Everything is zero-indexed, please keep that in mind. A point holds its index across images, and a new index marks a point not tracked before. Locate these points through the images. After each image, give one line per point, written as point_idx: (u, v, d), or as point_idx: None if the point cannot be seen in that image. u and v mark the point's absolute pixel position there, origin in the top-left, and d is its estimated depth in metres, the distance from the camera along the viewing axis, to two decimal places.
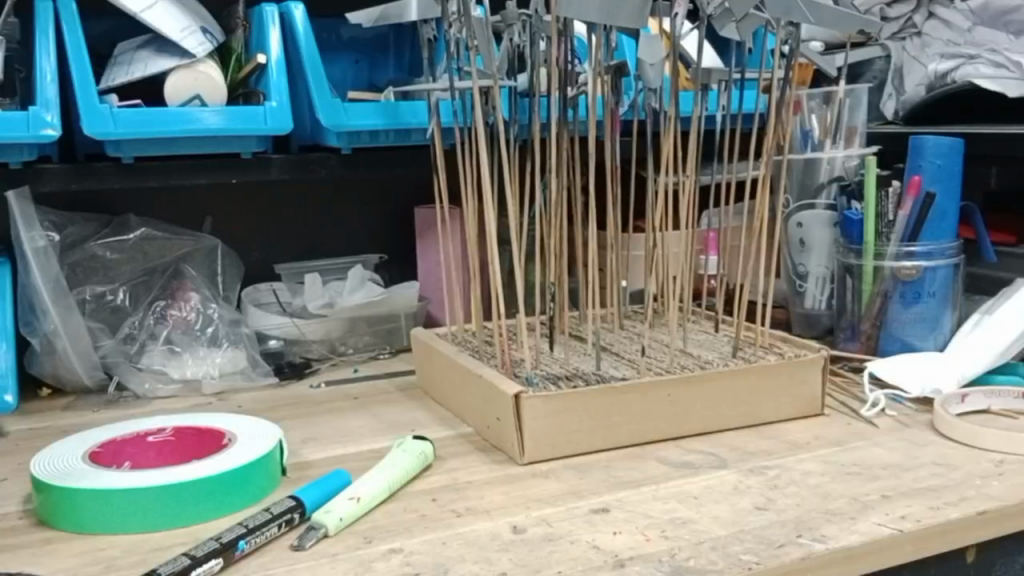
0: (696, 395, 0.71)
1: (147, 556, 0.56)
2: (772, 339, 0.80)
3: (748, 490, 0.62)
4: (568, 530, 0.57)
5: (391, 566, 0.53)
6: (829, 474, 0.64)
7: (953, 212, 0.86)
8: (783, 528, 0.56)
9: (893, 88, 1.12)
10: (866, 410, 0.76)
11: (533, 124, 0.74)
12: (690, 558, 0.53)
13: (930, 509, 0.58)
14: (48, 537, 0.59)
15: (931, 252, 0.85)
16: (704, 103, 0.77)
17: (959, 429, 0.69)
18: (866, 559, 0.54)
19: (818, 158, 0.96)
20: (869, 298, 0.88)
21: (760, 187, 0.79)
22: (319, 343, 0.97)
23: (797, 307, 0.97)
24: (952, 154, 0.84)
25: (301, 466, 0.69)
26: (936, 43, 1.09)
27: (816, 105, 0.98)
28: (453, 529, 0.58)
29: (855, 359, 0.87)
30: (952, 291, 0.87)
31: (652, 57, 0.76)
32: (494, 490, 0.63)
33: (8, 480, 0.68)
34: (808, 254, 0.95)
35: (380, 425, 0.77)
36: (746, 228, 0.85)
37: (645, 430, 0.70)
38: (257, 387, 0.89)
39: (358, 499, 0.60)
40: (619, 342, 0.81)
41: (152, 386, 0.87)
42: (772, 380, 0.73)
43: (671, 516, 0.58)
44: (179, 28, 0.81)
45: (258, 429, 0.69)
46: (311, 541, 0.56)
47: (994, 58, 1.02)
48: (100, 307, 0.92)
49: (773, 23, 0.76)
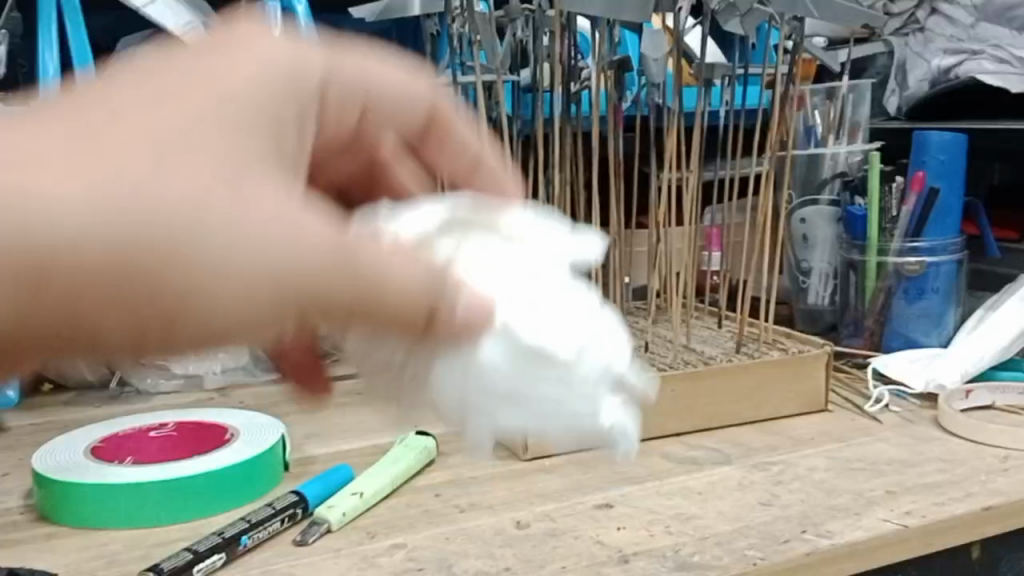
0: (699, 390, 0.71)
1: (149, 551, 0.56)
2: (776, 335, 0.80)
3: (753, 486, 0.62)
4: (572, 525, 0.57)
5: (394, 561, 0.53)
6: (834, 469, 0.64)
7: (956, 208, 0.86)
8: (788, 523, 0.56)
9: (896, 84, 1.11)
10: (871, 406, 0.75)
11: (535, 119, 0.75)
12: (695, 554, 0.52)
13: (935, 505, 0.58)
14: (49, 533, 0.59)
15: (934, 249, 0.86)
16: (706, 98, 0.77)
17: (963, 425, 0.69)
18: (873, 555, 0.54)
19: (821, 153, 0.97)
20: (873, 294, 0.87)
21: (765, 180, 0.77)
22: None
23: (800, 303, 0.96)
24: (955, 150, 0.84)
25: (304, 462, 0.69)
26: (938, 39, 1.10)
27: (819, 101, 0.98)
28: (456, 524, 0.58)
29: (858, 355, 0.86)
30: (956, 286, 0.87)
31: (656, 50, 0.77)
32: (498, 486, 0.63)
33: (9, 475, 0.68)
34: (812, 250, 0.94)
35: (382, 421, 0.77)
36: (750, 223, 0.85)
37: (648, 426, 0.70)
38: (259, 382, 0.88)
39: (360, 494, 0.60)
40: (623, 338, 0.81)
41: (154, 381, 0.87)
42: (776, 376, 0.73)
43: (676, 512, 0.58)
44: (178, 20, 0.81)
45: (261, 424, 0.69)
46: (314, 537, 0.56)
47: (998, 54, 1.02)
48: None
49: (777, 16, 0.75)
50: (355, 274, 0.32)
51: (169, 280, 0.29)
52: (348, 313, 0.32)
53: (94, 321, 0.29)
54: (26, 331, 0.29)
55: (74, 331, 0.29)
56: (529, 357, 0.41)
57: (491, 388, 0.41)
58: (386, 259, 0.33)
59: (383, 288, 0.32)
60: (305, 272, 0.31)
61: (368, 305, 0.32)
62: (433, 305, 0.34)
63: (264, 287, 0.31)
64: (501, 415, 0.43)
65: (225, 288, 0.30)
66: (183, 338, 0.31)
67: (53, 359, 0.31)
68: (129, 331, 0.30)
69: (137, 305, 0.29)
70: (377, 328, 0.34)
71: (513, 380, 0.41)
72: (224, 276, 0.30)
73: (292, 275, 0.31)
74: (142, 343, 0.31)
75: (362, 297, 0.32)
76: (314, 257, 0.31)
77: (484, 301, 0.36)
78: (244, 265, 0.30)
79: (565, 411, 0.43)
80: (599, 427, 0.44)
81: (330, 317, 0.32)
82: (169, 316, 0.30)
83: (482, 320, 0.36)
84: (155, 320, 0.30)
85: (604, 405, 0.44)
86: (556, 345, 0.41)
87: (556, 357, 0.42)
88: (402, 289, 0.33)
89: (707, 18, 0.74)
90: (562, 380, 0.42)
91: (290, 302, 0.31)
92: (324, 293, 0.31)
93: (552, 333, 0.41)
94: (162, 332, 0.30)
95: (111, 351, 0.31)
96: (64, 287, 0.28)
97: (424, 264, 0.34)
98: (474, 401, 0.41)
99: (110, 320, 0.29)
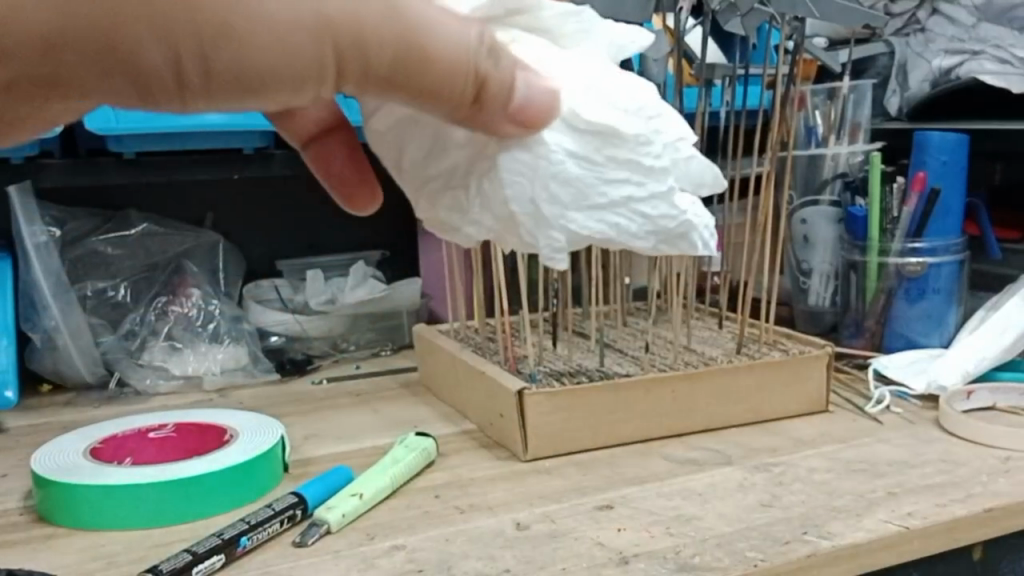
0: (700, 391, 0.70)
1: (147, 552, 0.56)
2: (777, 335, 0.79)
3: (753, 487, 0.61)
4: (573, 527, 0.56)
5: (394, 562, 0.53)
6: (835, 471, 0.64)
7: (957, 208, 0.85)
8: (788, 525, 0.56)
9: (897, 84, 1.11)
10: (870, 407, 0.75)
11: None
12: (695, 555, 0.52)
13: (937, 506, 0.58)
14: (48, 534, 0.59)
15: (935, 249, 0.85)
16: (708, 98, 0.77)
17: (964, 426, 0.69)
18: (874, 557, 0.54)
19: (821, 153, 0.96)
20: (873, 294, 0.88)
21: (767, 179, 0.77)
22: (321, 339, 0.97)
23: (800, 304, 0.96)
24: (957, 150, 0.84)
25: (304, 463, 0.68)
26: (940, 39, 1.09)
27: (820, 101, 0.97)
28: (456, 526, 0.57)
29: (858, 356, 0.86)
30: (957, 287, 0.87)
31: (657, 51, 0.76)
32: (498, 487, 0.63)
33: (8, 476, 0.67)
34: (812, 250, 0.94)
35: (381, 422, 0.76)
36: (750, 223, 0.85)
37: (648, 428, 0.70)
38: (259, 383, 0.88)
39: (360, 495, 0.59)
40: (624, 338, 0.81)
41: (153, 382, 0.87)
42: (776, 378, 0.73)
43: (676, 513, 0.58)
44: None
45: (259, 425, 0.69)
46: (313, 538, 0.56)
47: (998, 54, 1.01)
48: (101, 304, 0.93)
49: (778, 17, 0.75)
50: (396, 26, 0.34)
51: (215, 7, 0.32)
52: (387, 68, 0.35)
53: (137, 42, 0.32)
54: (74, 41, 0.32)
55: (120, 50, 0.32)
56: (592, 144, 0.39)
57: (561, 183, 0.38)
58: (430, 21, 0.35)
59: (424, 45, 0.35)
60: (352, 19, 0.34)
61: (406, 62, 0.35)
62: (475, 74, 0.36)
63: (308, 31, 0.33)
64: (580, 221, 0.39)
65: (271, 24, 0.33)
66: (222, 74, 0.33)
67: (94, 89, 0.34)
68: (170, 58, 0.33)
69: (179, 30, 0.32)
70: (416, 95, 0.36)
71: (584, 170, 0.39)
72: (268, 12, 0.33)
73: (334, 20, 0.34)
74: (182, 74, 0.33)
75: (401, 54, 0.35)
76: (358, 7, 0.34)
77: (544, 88, 0.37)
78: (290, 9, 0.33)
79: (642, 209, 0.39)
80: (680, 230, 0.40)
81: (370, 76, 0.35)
82: (211, 46, 0.33)
83: (543, 108, 0.37)
84: (197, 44, 0.32)
85: (680, 201, 0.40)
86: (621, 124, 0.39)
87: (625, 140, 0.39)
88: (442, 49, 0.35)
89: (708, 18, 0.75)
90: (635, 169, 0.39)
91: (331, 50, 0.34)
92: (363, 41, 0.34)
93: (614, 117, 0.39)
94: (202, 64, 0.33)
95: (151, 87, 0.34)
96: (111, 4, 0.32)
97: (470, 34, 0.36)
98: (545, 200, 0.38)
99: (150, 44, 0.32)
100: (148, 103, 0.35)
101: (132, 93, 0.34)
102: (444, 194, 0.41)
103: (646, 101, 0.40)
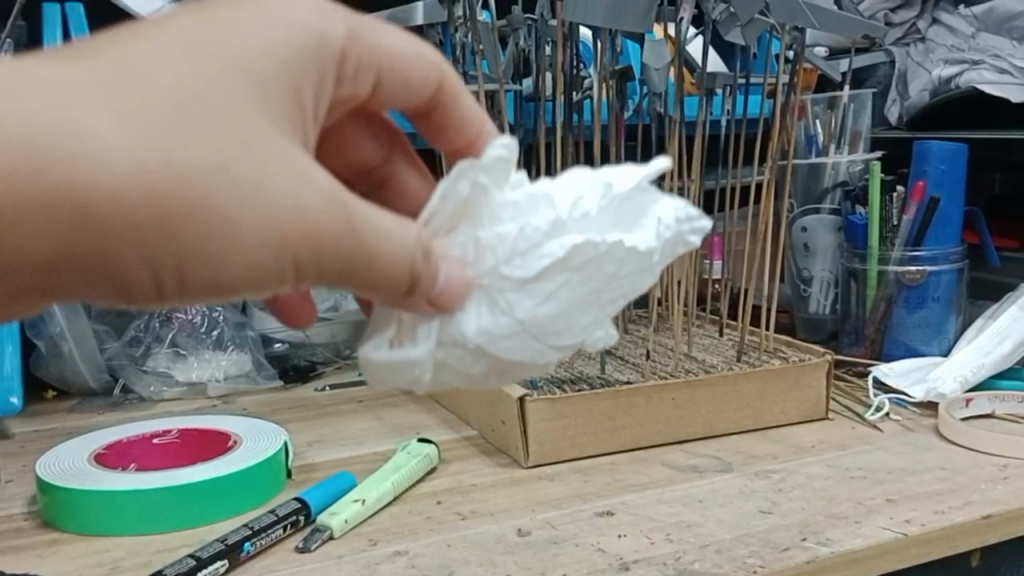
0: (700, 397, 0.71)
1: (152, 557, 0.56)
2: (777, 343, 0.80)
3: (753, 494, 0.62)
4: (573, 533, 0.57)
5: (395, 567, 0.54)
6: (834, 478, 0.64)
7: (957, 218, 0.86)
8: (788, 531, 0.56)
9: (897, 93, 1.12)
10: (870, 415, 0.76)
11: (534, 130, 0.74)
12: (695, 561, 0.53)
13: (935, 513, 0.58)
14: (51, 539, 0.59)
15: (935, 257, 0.86)
16: (708, 108, 0.77)
17: (964, 434, 0.69)
18: (872, 562, 0.54)
19: (821, 162, 0.96)
20: (874, 301, 0.88)
21: (767, 188, 0.78)
22: (324, 347, 0.97)
23: (800, 311, 0.98)
24: (957, 159, 0.85)
25: (307, 468, 0.69)
26: (940, 48, 1.11)
27: (820, 110, 0.97)
28: (458, 531, 0.58)
29: (858, 364, 0.87)
30: (957, 296, 0.88)
31: (658, 61, 0.77)
32: (499, 493, 0.63)
33: (13, 481, 0.68)
34: (813, 259, 0.95)
35: (384, 428, 0.77)
36: (750, 231, 0.84)
37: (648, 434, 0.70)
38: (261, 389, 0.88)
39: (363, 501, 0.60)
40: (625, 347, 0.81)
41: (157, 389, 0.87)
42: (777, 385, 0.73)
43: (676, 519, 0.58)
44: None
45: (264, 431, 0.69)
46: (316, 543, 0.57)
47: (998, 64, 1.02)
48: (106, 311, 0.94)
49: (778, 27, 0.75)
50: (353, 237, 0.32)
51: (193, 228, 0.30)
52: (342, 270, 0.33)
53: (119, 258, 0.30)
54: (59, 260, 0.30)
55: (103, 265, 0.30)
56: (547, 278, 0.39)
57: (549, 327, 0.40)
58: (383, 227, 0.33)
59: (375, 252, 0.33)
60: (309, 233, 0.31)
61: (359, 273, 0.33)
62: (418, 275, 0.35)
63: (271, 242, 0.31)
64: (584, 323, 0.40)
65: (238, 239, 0.31)
66: (191, 285, 0.31)
67: (78, 295, 0.32)
68: (150, 274, 0.31)
69: (159, 248, 0.30)
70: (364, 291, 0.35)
71: (558, 303, 0.39)
72: (239, 230, 0.31)
73: (290, 233, 0.31)
74: (157, 284, 0.31)
75: (355, 261, 0.33)
76: (317, 219, 0.31)
77: (457, 274, 0.37)
78: (257, 222, 0.31)
79: (628, 273, 0.40)
80: (667, 246, 0.40)
81: (327, 280, 0.33)
82: (183, 261, 0.31)
83: (459, 290, 0.38)
84: (175, 260, 0.31)
85: (652, 233, 0.40)
86: (557, 248, 0.38)
87: (570, 254, 0.38)
88: (391, 253, 0.34)
89: (708, 27, 0.76)
90: (599, 260, 0.39)
91: (291, 260, 0.32)
92: (319, 255, 0.32)
93: (544, 247, 0.38)
94: (175, 278, 0.31)
95: (124, 294, 0.32)
96: (101, 228, 0.29)
97: (414, 234, 0.35)
98: (552, 339, 0.40)
99: (130, 257, 0.30)
100: (122, 305, 0.32)
101: (105, 299, 0.32)
102: (485, 381, 0.42)
103: (554, 206, 0.39)
